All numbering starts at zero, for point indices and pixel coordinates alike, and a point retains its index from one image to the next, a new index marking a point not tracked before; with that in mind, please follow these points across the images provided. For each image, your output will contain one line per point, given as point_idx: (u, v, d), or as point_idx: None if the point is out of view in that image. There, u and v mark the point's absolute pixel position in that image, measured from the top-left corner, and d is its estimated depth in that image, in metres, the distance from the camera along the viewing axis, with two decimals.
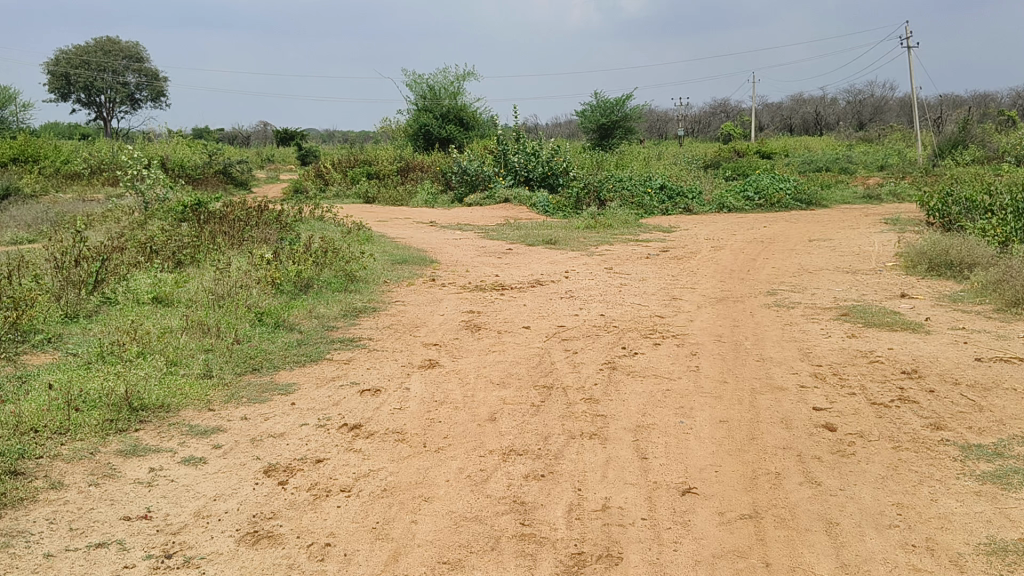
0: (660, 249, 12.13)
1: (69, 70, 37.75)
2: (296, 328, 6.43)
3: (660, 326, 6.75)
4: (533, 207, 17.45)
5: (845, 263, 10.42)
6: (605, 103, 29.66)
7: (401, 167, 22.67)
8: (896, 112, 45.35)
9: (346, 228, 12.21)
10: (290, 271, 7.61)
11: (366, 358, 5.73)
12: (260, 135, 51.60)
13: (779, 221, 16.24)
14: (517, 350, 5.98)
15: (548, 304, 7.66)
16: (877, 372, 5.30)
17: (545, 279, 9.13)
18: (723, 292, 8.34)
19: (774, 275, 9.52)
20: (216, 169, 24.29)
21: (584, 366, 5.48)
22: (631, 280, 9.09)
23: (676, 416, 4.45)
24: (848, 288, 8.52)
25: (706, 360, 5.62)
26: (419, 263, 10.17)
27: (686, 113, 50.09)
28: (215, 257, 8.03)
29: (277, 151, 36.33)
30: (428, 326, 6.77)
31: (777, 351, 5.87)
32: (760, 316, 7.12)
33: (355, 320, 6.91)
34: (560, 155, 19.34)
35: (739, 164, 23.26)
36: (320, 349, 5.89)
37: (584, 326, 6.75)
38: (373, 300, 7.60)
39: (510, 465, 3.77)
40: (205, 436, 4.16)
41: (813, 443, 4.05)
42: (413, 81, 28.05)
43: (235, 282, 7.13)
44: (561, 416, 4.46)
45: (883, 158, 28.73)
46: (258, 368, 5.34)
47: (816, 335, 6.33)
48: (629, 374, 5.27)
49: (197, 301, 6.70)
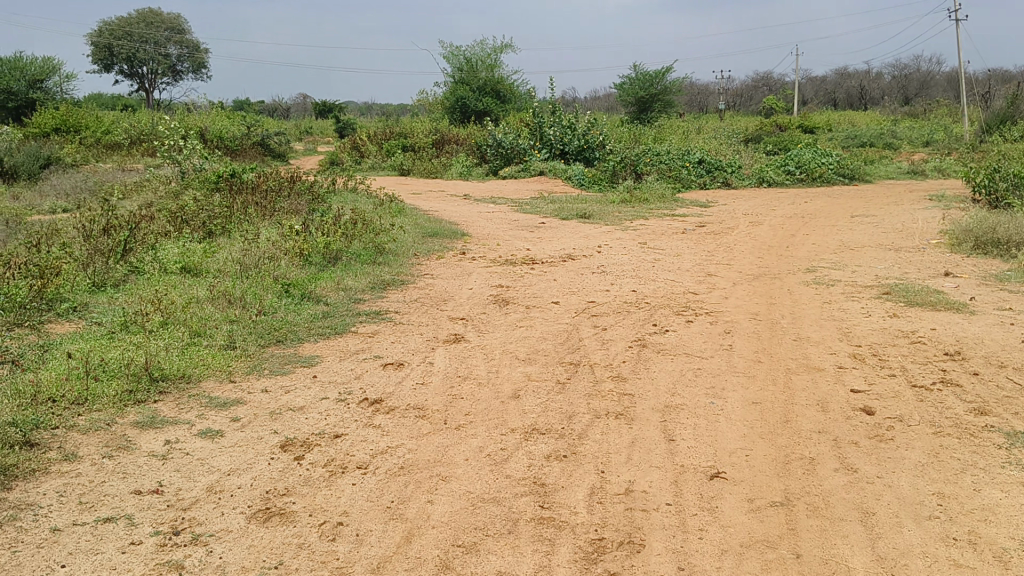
0: (696, 224, 11.91)
1: (113, 42, 38.03)
2: (323, 300, 6.35)
3: (693, 303, 6.57)
4: (569, 180, 17.25)
5: (888, 240, 10.11)
6: (644, 75, 29.23)
7: (437, 139, 22.53)
8: (943, 87, 44.21)
9: (379, 200, 12.13)
10: (319, 242, 7.53)
11: (391, 332, 5.63)
12: (299, 108, 51.74)
13: (820, 196, 15.85)
14: (545, 326, 5.84)
15: (579, 279, 7.51)
16: (920, 354, 5.09)
17: (577, 254, 8.96)
18: (760, 268, 8.13)
19: (813, 251, 9.26)
20: (254, 141, 24.36)
21: (612, 343, 5.34)
22: (666, 255, 8.91)
23: (706, 396, 4.31)
24: (891, 265, 8.26)
25: (740, 338, 5.46)
26: (450, 236, 10.07)
27: (727, 87, 49.32)
28: (245, 227, 7.99)
29: (314, 123, 36.41)
30: (455, 300, 6.65)
31: (814, 329, 5.68)
32: (798, 294, 6.90)
33: (383, 293, 6.82)
34: (596, 128, 19.07)
35: (780, 138, 22.76)
36: (346, 322, 5.81)
37: (615, 303, 6.58)
38: (402, 273, 7.50)
39: (532, 444, 3.66)
40: (224, 408, 4.09)
41: (850, 427, 3.88)
42: (449, 53, 27.84)
43: (264, 254, 7.07)
44: (587, 394, 4.33)
45: (928, 133, 28.01)
46: (282, 340, 5.27)
47: (855, 314, 6.13)
48: (659, 352, 5.12)
49: (225, 271, 6.64)
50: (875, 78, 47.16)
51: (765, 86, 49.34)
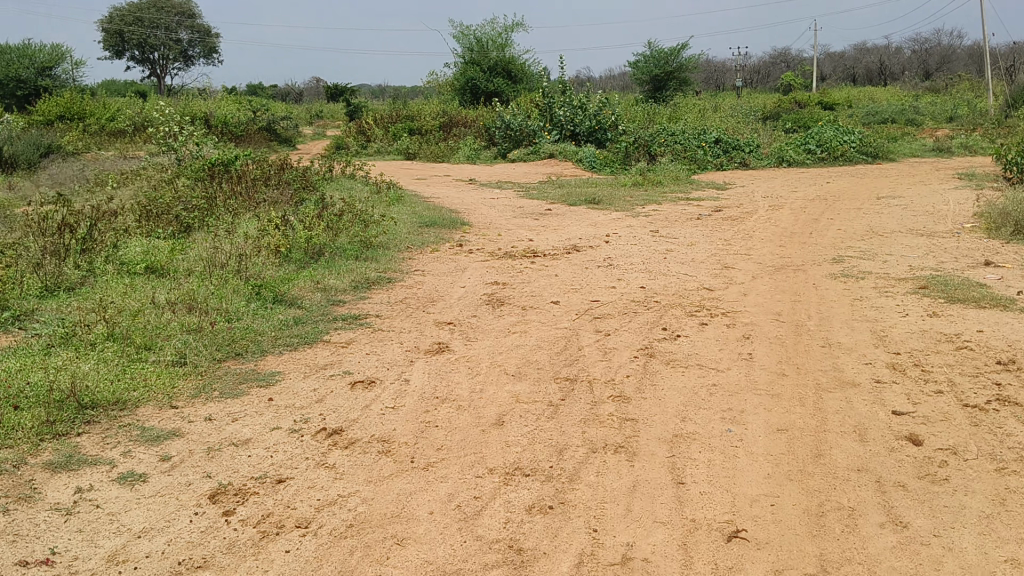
0: (712, 209, 11.24)
1: (123, 28, 37.49)
2: (297, 303, 5.76)
3: (708, 301, 5.92)
4: (579, 162, 16.57)
5: (919, 224, 9.41)
6: (659, 53, 28.40)
7: (445, 122, 21.86)
8: (965, 61, 43.16)
9: (376, 187, 11.53)
10: (300, 236, 6.93)
11: (368, 340, 5.02)
12: (311, 93, 51.15)
13: (843, 176, 15.11)
14: (541, 331, 5.21)
15: (582, 275, 6.87)
16: (969, 364, 4.42)
17: (583, 245, 8.32)
18: (782, 259, 7.46)
19: (838, 238, 8.57)
20: (259, 126, 23.78)
21: (615, 353, 4.70)
22: (679, 245, 8.27)
23: (722, 423, 3.67)
24: (924, 254, 7.56)
25: (761, 345, 4.80)
26: (449, 225, 9.46)
27: (744, 65, 48.29)
28: (222, 222, 7.42)
29: (325, 106, 35.78)
30: (445, 301, 6.02)
31: (846, 334, 5.02)
32: (823, 290, 6.23)
33: (366, 293, 6.21)
34: (608, 108, 18.34)
35: (798, 116, 21.97)
36: (319, 328, 5.21)
37: (620, 302, 5.95)
38: (389, 269, 6.90)
39: (513, 490, 3.05)
40: (156, 444, 3.51)
41: (895, 464, 3.24)
42: (460, 33, 27.11)
43: (237, 252, 6.50)
44: (583, 420, 3.71)
45: (952, 107, 27.07)
46: (241, 352, 4.68)
47: (890, 314, 5.45)
48: (669, 365, 4.48)
49: (193, 272, 6.09)
50: (894, 53, 46.02)
51: (782, 63, 48.30)
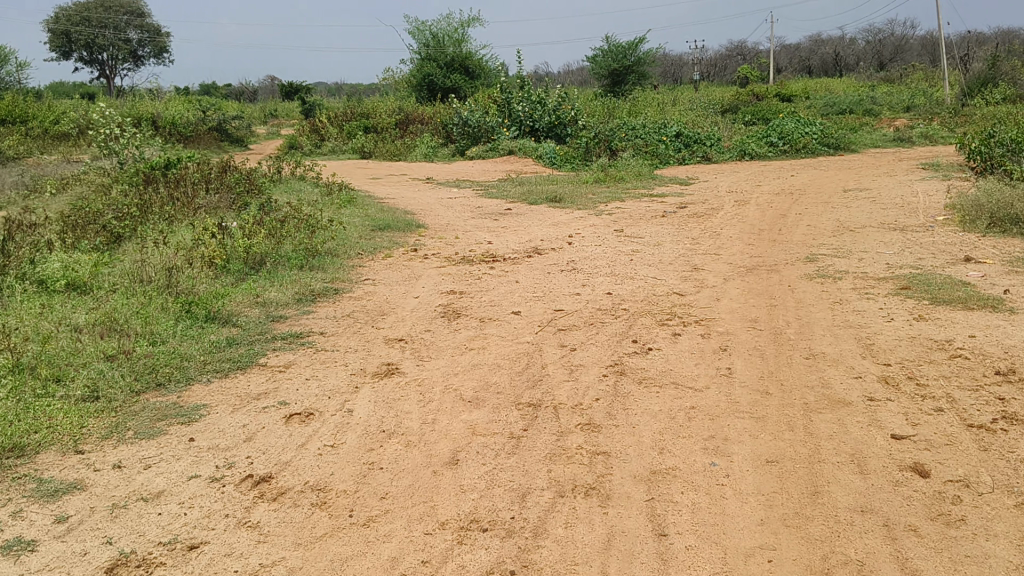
0: (677, 205, 10.88)
1: (70, 29, 36.28)
2: (232, 321, 5.28)
3: (679, 308, 5.52)
4: (539, 158, 16.19)
5: (889, 218, 9.13)
6: (616, 47, 28.08)
7: (401, 119, 21.31)
8: (917, 51, 43.58)
9: (326, 189, 11.01)
10: (238, 245, 6.44)
11: (309, 363, 4.55)
12: (265, 92, 50.16)
13: (806, 169, 14.88)
14: (500, 347, 4.78)
15: (544, 281, 6.43)
16: (966, 376, 4.07)
17: (545, 247, 7.88)
18: (754, 259, 7.10)
19: (809, 235, 8.25)
20: (209, 126, 22.91)
21: (583, 371, 4.28)
22: (645, 245, 7.88)
23: (705, 454, 3.26)
24: (901, 250, 7.25)
25: (740, 358, 4.41)
26: (403, 228, 8.99)
27: (701, 58, 48.22)
28: (154, 232, 6.90)
29: (279, 105, 35.00)
30: (396, 314, 5.55)
31: (830, 342, 4.64)
32: (801, 292, 5.86)
33: (311, 307, 5.73)
34: (567, 103, 17.95)
35: (757, 108, 21.79)
36: (255, 350, 4.74)
37: (586, 310, 5.53)
38: (337, 278, 6.43)
39: (468, 550, 2.61)
40: (53, 501, 3.03)
41: (903, 501, 2.86)
42: (415, 29, 26.59)
43: (167, 263, 6.01)
44: (548, 456, 3.28)
45: (908, 97, 27.13)
46: (165, 384, 4.21)
47: (874, 318, 5.10)
48: (642, 384, 4.06)
49: (119, 289, 5.60)
50: (849, 43, 46.25)
51: (738, 56, 48.38)
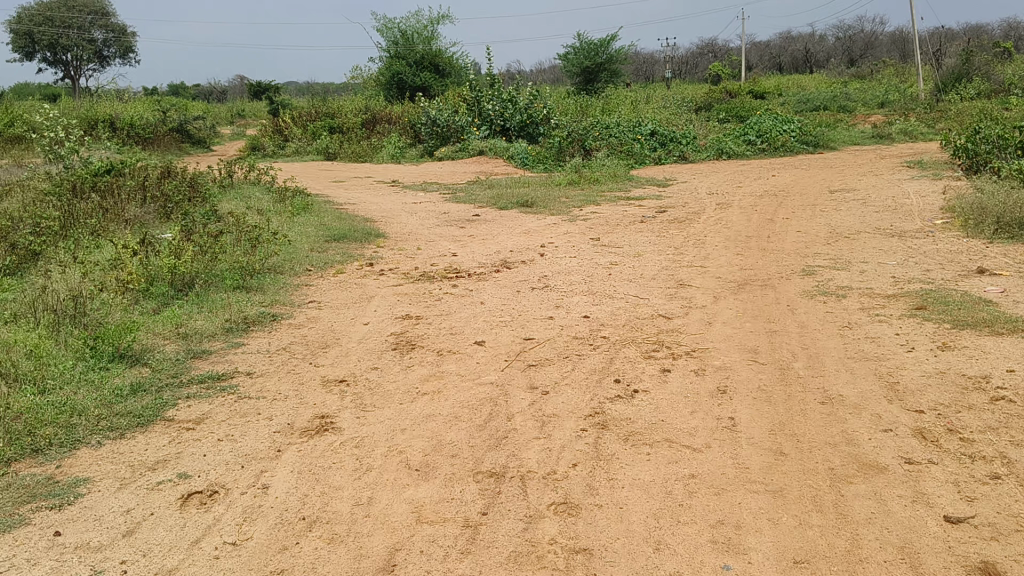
0: (656, 209, 10.18)
1: (33, 28, 34.82)
2: (145, 360, 4.50)
3: (666, 335, 4.80)
4: (511, 159, 15.46)
5: (883, 223, 8.48)
6: (588, 44, 27.40)
7: (368, 119, 20.45)
8: (887, 47, 43.50)
9: (280, 195, 10.17)
10: (163, 265, 5.64)
11: (229, 416, 3.78)
12: (235, 92, 48.93)
13: (787, 168, 14.25)
14: (460, 389, 4.02)
15: (513, 302, 5.68)
16: (1018, 427, 3.37)
17: (514, 259, 7.13)
18: (746, 271, 6.39)
19: (801, 242, 7.57)
20: (171, 127, 21.81)
21: (558, 424, 3.53)
22: (625, 256, 7.16)
23: (715, 552, 2.54)
24: (905, 261, 6.58)
25: (743, 403, 3.68)
26: (360, 238, 8.21)
27: (674, 55, 47.63)
28: (71, 251, 6.06)
29: (246, 106, 33.91)
30: (341, 346, 4.79)
31: (848, 381, 3.94)
32: (803, 313, 5.17)
33: (242, 339, 4.95)
34: (539, 101, 17.21)
35: (732, 105, 21.21)
36: (164, 399, 3.96)
37: (560, 339, 4.79)
38: (276, 301, 5.65)
39: None
40: None
41: None
42: (382, 26, 25.74)
43: (75, 288, 5.19)
44: (513, 556, 2.55)
45: (882, 93, 26.69)
46: (45, 449, 3.42)
47: (894, 348, 4.40)
48: (628, 442, 3.32)
49: (15, 321, 4.78)
50: (819, 39, 45.92)
51: (710, 53, 48.01)
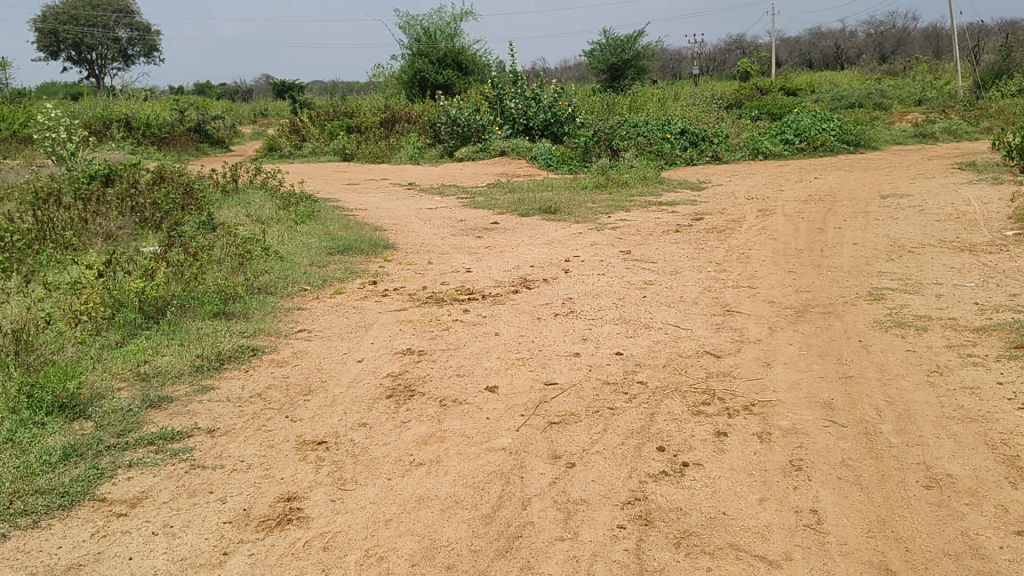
0: (692, 216, 9.35)
1: (57, 28, 34.41)
2: (90, 409, 3.73)
3: (716, 381, 3.99)
4: (534, 160, 14.70)
5: (946, 234, 7.61)
6: (615, 41, 26.50)
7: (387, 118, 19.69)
8: (920, 43, 42.15)
9: (285, 200, 9.43)
10: (132, 290, 4.89)
11: (176, 494, 3.02)
12: (260, 91, 48.40)
13: (828, 170, 13.35)
14: (464, 458, 3.23)
15: (534, 332, 4.89)
16: None
17: (535, 277, 6.35)
18: (802, 295, 5.56)
19: (858, 258, 6.73)
20: (188, 127, 21.17)
21: (588, 519, 2.73)
22: (662, 274, 6.35)
23: None
24: (983, 283, 5.71)
25: (827, 489, 2.86)
26: (366, 250, 7.45)
27: (701, 53, 46.53)
28: (31, 276, 5.33)
29: (269, 105, 33.31)
30: (327, 392, 4.02)
31: (957, 455, 3.11)
32: (878, 351, 4.33)
33: (212, 380, 4.19)
34: (564, 99, 16.39)
35: (765, 103, 20.26)
36: (102, 469, 3.20)
37: (589, 385, 3.99)
38: (260, 331, 4.89)
39: None
40: None
41: None
42: (405, 23, 24.97)
43: (23, 323, 4.43)
44: None
45: (921, 90, 25.53)
46: None
47: (1004, 404, 3.56)
48: (680, 547, 2.53)
49: None
50: (850, 37, 44.69)
51: (738, 49, 46.80)
